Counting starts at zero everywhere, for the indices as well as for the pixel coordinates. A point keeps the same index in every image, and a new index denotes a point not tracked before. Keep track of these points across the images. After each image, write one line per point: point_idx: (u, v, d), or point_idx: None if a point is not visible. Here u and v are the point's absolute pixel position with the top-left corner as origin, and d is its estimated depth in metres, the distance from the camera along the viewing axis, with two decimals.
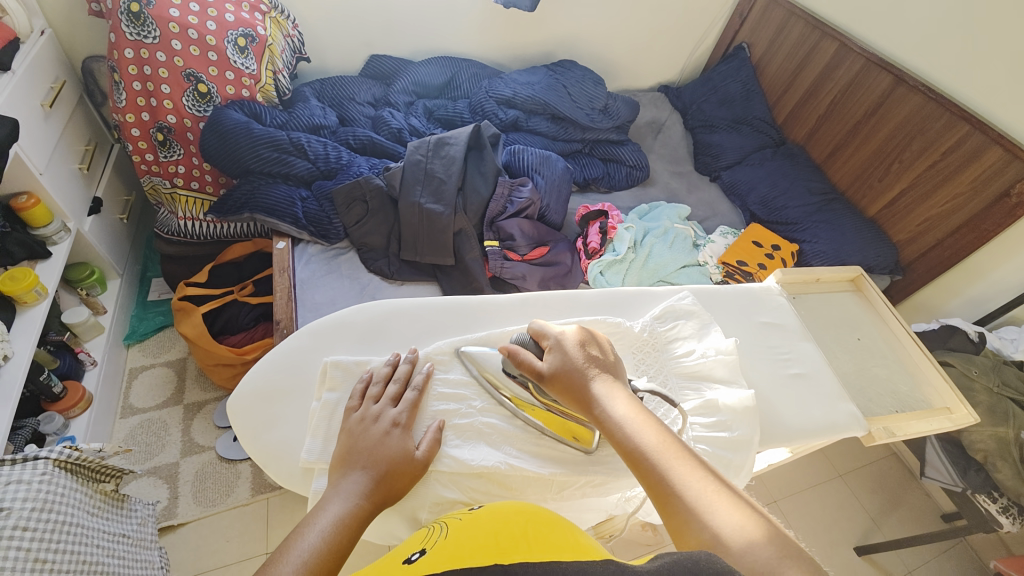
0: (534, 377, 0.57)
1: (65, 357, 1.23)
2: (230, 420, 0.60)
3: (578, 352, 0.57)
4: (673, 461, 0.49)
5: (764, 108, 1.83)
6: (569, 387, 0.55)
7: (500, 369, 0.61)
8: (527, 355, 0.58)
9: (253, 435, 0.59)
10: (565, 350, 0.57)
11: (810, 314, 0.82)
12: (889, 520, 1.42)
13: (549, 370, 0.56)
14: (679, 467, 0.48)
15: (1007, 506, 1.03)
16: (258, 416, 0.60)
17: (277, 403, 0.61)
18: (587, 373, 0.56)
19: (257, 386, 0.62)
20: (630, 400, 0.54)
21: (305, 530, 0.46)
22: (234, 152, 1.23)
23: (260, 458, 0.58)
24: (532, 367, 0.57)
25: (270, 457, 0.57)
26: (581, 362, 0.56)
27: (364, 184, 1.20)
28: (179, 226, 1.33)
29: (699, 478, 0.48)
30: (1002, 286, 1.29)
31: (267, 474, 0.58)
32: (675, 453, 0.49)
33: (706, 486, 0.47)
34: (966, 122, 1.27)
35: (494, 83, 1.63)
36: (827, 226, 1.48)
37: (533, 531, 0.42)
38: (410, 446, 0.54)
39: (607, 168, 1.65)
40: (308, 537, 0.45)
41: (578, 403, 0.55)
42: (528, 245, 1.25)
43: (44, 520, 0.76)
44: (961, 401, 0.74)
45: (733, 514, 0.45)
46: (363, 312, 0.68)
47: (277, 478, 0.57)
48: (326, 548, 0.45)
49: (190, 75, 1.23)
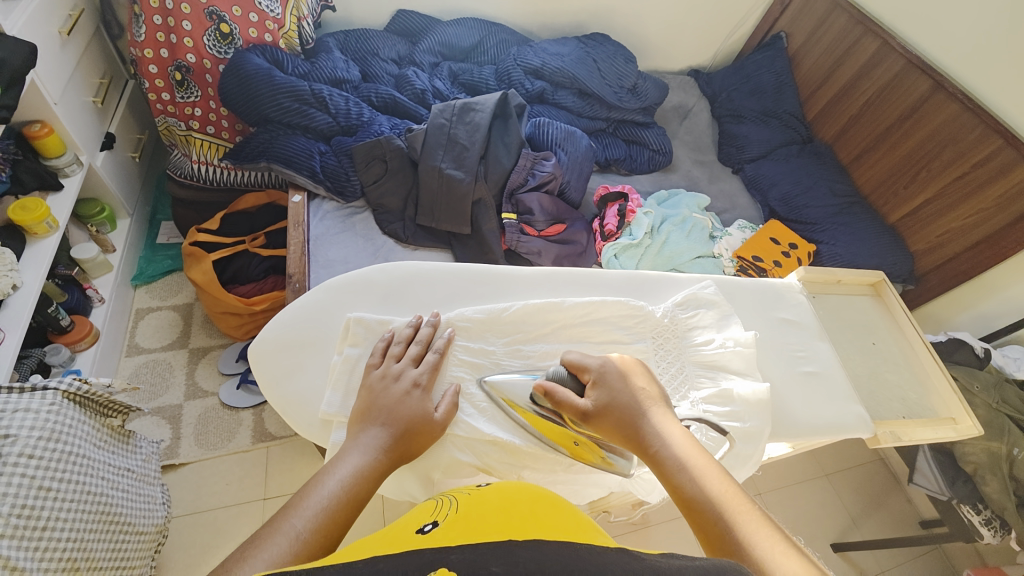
0: (576, 416, 0.54)
1: (73, 292, 1.23)
2: (251, 366, 0.60)
3: (630, 386, 0.56)
4: (737, 513, 0.45)
5: (795, 102, 1.78)
6: (615, 421, 0.53)
7: (527, 400, 0.58)
8: (565, 393, 0.55)
9: (273, 383, 0.59)
10: (613, 383, 0.55)
11: (828, 314, 0.81)
12: (869, 521, 1.47)
13: (595, 400, 0.54)
14: (744, 518, 0.45)
15: (990, 519, 1.07)
16: (277, 366, 0.60)
17: (298, 353, 0.61)
18: (640, 406, 0.54)
19: (278, 336, 0.62)
20: (687, 438, 0.52)
21: (325, 479, 0.46)
22: (253, 98, 1.20)
23: (279, 405, 0.59)
24: (572, 405, 0.55)
25: (288, 406, 0.58)
26: (635, 397, 0.55)
27: (385, 144, 1.17)
28: (192, 169, 1.32)
29: (766, 535, 0.43)
30: (1013, 305, 1.29)
31: (285, 422, 0.58)
32: (738, 503, 0.46)
33: (774, 543, 0.42)
34: (999, 137, 1.24)
35: (523, 51, 1.58)
36: (845, 228, 1.47)
37: (543, 514, 0.43)
38: (429, 408, 0.54)
39: (629, 151, 1.62)
40: (328, 484, 0.46)
41: (626, 437, 0.53)
42: (545, 221, 1.23)
43: (50, 449, 0.77)
44: (968, 412, 0.73)
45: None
46: (386, 272, 0.68)
47: (296, 426, 0.58)
48: (345, 497, 0.45)
49: (213, 14, 1.19)
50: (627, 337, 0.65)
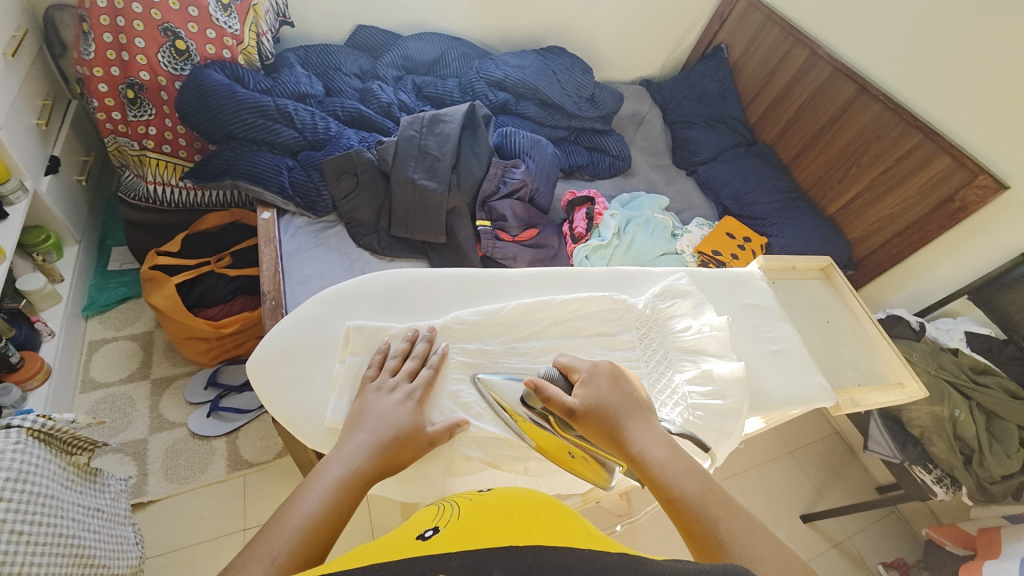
0: (563, 412, 0.55)
1: (21, 326, 1.15)
2: (251, 381, 0.61)
3: (610, 387, 0.57)
4: (719, 512, 0.48)
5: (738, 108, 1.92)
6: (600, 423, 0.55)
7: (517, 401, 0.59)
8: (554, 390, 0.56)
9: (275, 396, 0.60)
10: (597, 386, 0.57)
11: (786, 297, 0.89)
12: (832, 491, 1.58)
13: (583, 398, 0.56)
14: (726, 517, 0.47)
15: (941, 477, 1.17)
16: (279, 378, 0.61)
17: (298, 365, 0.61)
18: (619, 410, 0.55)
19: (277, 350, 0.62)
20: (666, 441, 0.54)
21: (303, 497, 0.46)
22: (215, 115, 1.17)
23: (283, 418, 0.59)
24: (561, 403, 0.56)
25: (294, 418, 0.59)
26: (614, 398, 0.56)
27: (355, 157, 1.18)
28: (147, 190, 1.26)
29: (749, 533, 0.46)
30: (939, 283, 1.43)
31: (292, 434, 0.59)
32: (720, 502, 0.49)
33: (758, 542, 0.46)
34: (918, 132, 1.39)
35: (484, 64, 1.63)
36: (791, 222, 1.60)
37: (542, 518, 0.45)
38: (421, 420, 0.56)
39: (591, 157, 1.69)
40: (306, 504, 0.46)
41: (606, 440, 0.54)
42: (519, 226, 1.27)
43: (20, 491, 0.74)
44: (913, 376, 0.81)
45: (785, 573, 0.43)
46: (380, 281, 0.69)
47: (301, 437, 0.58)
48: (325, 515, 0.45)
49: (167, 30, 1.17)
50: (614, 329, 0.69)
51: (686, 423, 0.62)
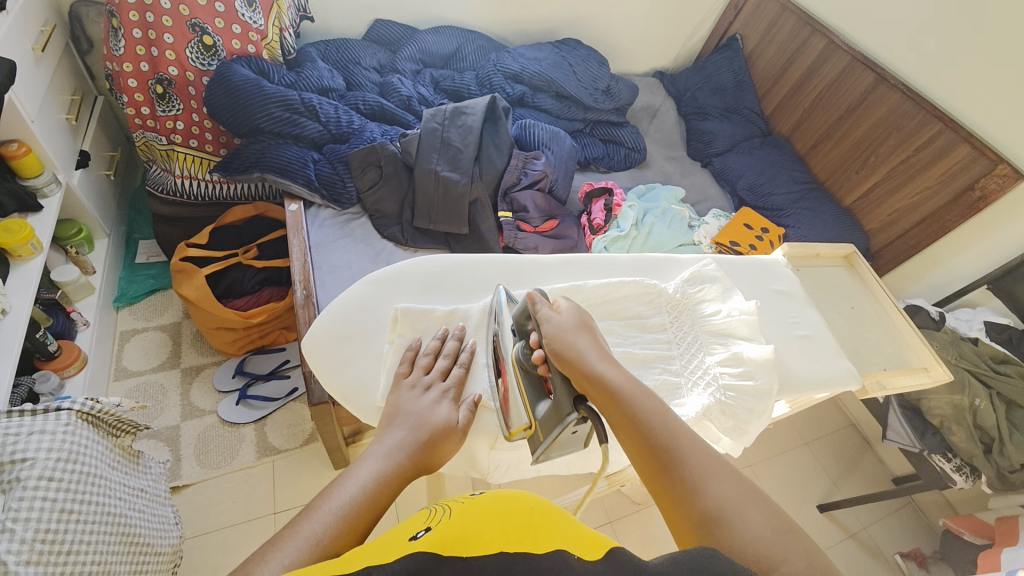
0: (540, 325, 0.60)
1: (58, 316, 1.19)
2: (306, 358, 0.64)
3: (576, 321, 0.61)
4: (674, 432, 0.51)
5: (753, 99, 1.92)
6: (565, 344, 0.58)
7: (514, 317, 0.64)
8: (541, 306, 0.62)
9: (332, 371, 0.63)
10: (568, 318, 0.61)
11: (811, 284, 0.90)
12: (847, 481, 1.59)
13: (561, 318, 0.61)
14: (680, 439, 0.51)
15: (961, 466, 1.19)
16: (334, 356, 0.64)
17: (348, 345, 0.65)
18: (584, 338, 0.59)
19: (330, 329, 0.65)
20: (623, 371, 0.57)
21: (345, 482, 0.48)
22: (243, 109, 1.19)
23: (339, 392, 0.62)
24: (542, 317, 0.61)
25: (349, 392, 0.62)
26: (580, 328, 0.60)
27: (380, 149, 1.20)
28: (176, 184, 1.29)
29: (701, 453, 0.50)
30: (959, 273, 1.43)
31: (346, 408, 0.62)
32: (674, 427, 0.52)
33: (710, 462, 0.49)
34: (938, 121, 1.39)
35: (501, 56, 1.64)
36: (808, 213, 1.60)
37: (536, 521, 0.41)
38: (453, 416, 0.58)
39: (607, 149, 1.70)
40: (349, 488, 0.47)
41: (568, 362, 0.57)
42: (540, 217, 1.29)
43: (69, 470, 0.77)
44: (938, 361, 0.82)
45: (731, 487, 0.46)
46: (422, 265, 0.71)
47: (356, 411, 0.62)
48: (365, 503, 0.47)
49: (195, 25, 1.19)
50: (645, 313, 0.71)
51: (717, 403, 0.64)
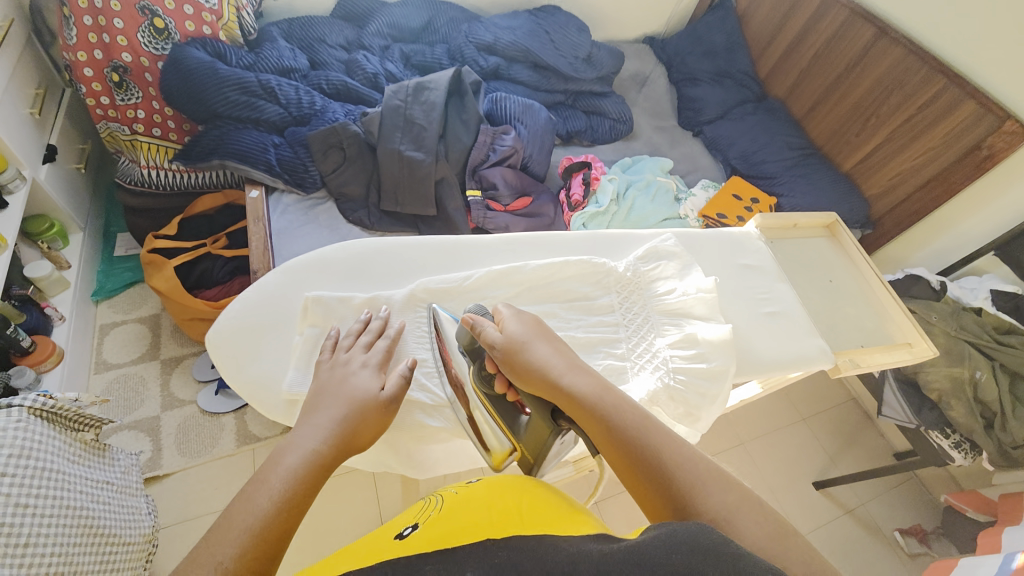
0: (489, 345, 0.57)
1: (32, 311, 1.19)
2: (211, 354, 0.62)
3: (532, 331, 0.57)
4: (655, 441, 0.47)
5: (747, 61, 1.82)
6: (522, 361, 0.55)
7: (461, 338, 0.61)
8: (485, 324, 0.59)
9: (239, 367, 0.61)
10: (518, 328, 0.58)
11: (784, 256, 0.84)
12: (845, 457, 1.54)
13: (509, 334, 0.57)
14: (660, 446, 0.47)
15: (959, 441, 1.12)
16: (238, 349, 0.62)
17: (256, 339, 0.62)
18: (542, 348, 0.56)
19: (237, 323, 0.63)
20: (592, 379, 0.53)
21: (257, 491, 0.43)
22: (199, 94, 1.16)
23: (246, 388, 0.60)
24: (490, 337, 0.58)
25: (255, 386, 0.60)
26: (534, 337, 0.57)
27: (341, 130, 1.15)
28: (143, 175, 1.26)
29: (689, 458, 0.46)
30: (965, 238, 1.34)
31: (255, 407, 0.61)
32: (654, 432, 0.48)
33: (698, 467, 0.45)
34: (942, 77, 1.28)
35: (473, 27, 1.57)
36: (803, 180, 1.52)
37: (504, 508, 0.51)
38: (375, 386, 0.55)
39: (590, 121, 1.63)
40: (260, 501, 0.43)
41: (530, 380, 0.54)
42: (511, 195, 1.23)
43: (23, 466, 0.77)
44: (923, 335, 0.76)
45: (726, 493, 0.43)
46: (345, 250, 0.68)
47: (263, 407, 0.60)
48: (280, 514, 0.42)
49: (145, 8, 1.16)
50: (593, 293, 0.67)
51: (666, 388, 0.59)
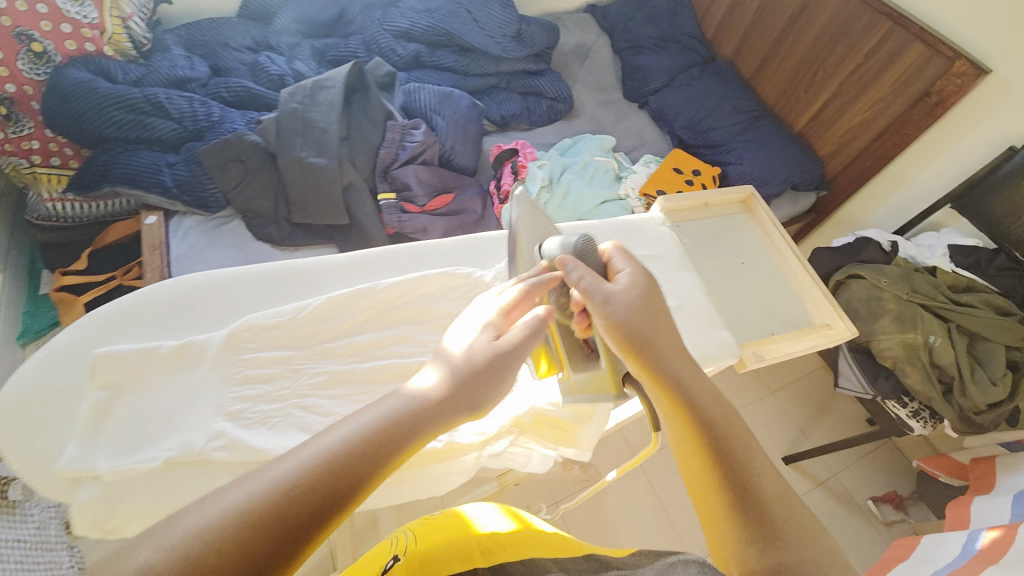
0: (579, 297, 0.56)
1: None
2: None
3: (637, 298, 0.54)
4: (749, 465, 0.47)
5: (692, 22, 1.71)
6: (632, 329, 0.52)
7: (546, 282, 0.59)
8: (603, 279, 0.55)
9: (12, 445, 0.60)
10: (626, 290, 0.54)
11: (694, 240, 0.82)
12: (816, 429, 1.49)
13: (620, 287, 0.54)
14: (751, 470, 0.47)
15: (918, 411, 1.07)
16: (19, 423, 0.61)
17: (44, 408, 0.62)
18: (646, 321, 0.53)
19: (23, 389, 0.62)
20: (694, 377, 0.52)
21: (298, 447, 0.39)
22: (80, 117, 1.08)
23: (19, 468, 0.60)
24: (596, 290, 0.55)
25: (34, 464, 0.59)
26: (636, 304, 0.53)
27: (236, 141, 1.06)
28: (48, 209, 1.18)
29: (768, 490, 0.46)
30: (923, 192, 1.26)
31: (32, 487, 0.60)
32: (746, 457, 0.48)
33: (778, 501, 0.45)
34: (887, 19, 1.18)
35: (388, 13, 1.46)
36: (753, 144, 1.44)
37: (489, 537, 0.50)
38: (489, 337, 0.50)
39: (526, 103, 1.54)
40: (292, 459, 0.38)
41: (628, 346, 0.52)
42: (426, 195, 1.16)
43: None
44: (840, 317, 0.75)
45: (798, 534, 0.43)
46: (166, 290, 0.72)
47: (39, 486, 0.59)
48: (303, 484, 0.37)
49: (21, 33, 1.05)
50: (455, 307, 0.72)
51: None
